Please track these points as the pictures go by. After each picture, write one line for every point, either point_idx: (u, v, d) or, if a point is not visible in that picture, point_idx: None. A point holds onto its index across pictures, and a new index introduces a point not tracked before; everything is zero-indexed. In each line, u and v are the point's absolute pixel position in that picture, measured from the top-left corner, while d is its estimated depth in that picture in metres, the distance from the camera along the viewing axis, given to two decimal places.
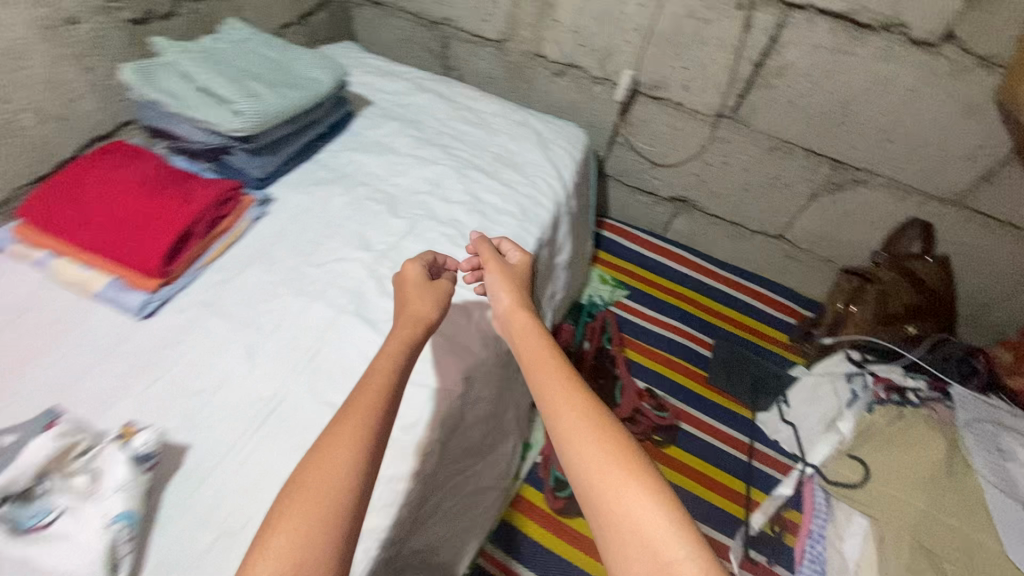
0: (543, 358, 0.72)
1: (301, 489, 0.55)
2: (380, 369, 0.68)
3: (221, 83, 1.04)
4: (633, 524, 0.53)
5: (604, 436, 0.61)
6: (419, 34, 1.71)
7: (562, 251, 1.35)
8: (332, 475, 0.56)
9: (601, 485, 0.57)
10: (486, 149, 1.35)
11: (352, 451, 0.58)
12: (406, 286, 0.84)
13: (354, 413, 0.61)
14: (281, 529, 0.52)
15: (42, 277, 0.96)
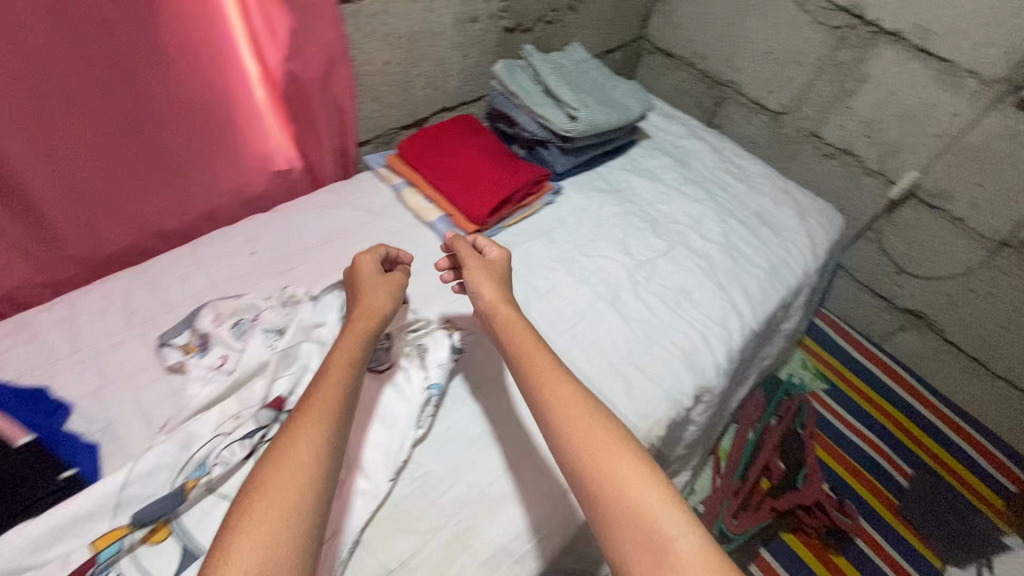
0: (548, 368, 0.77)
1: (275, 476, 0.59)
2: (338, 353, 0.75)
3: (565, 91, 1.26)
4: (631, 509, 0.62)
5: (612, 441, 0.68)
6: (698, 88, 1.83)
7: (790, 319, 1.36)
8: (302, 470, 0.61)
9: (606, 477, 0.65)
10: (746, 204, 1.42)
11: (316, 447, 0.63)
12: (363, 278, 0.88)
13: (317, 408, 0.67)
14: (260, 509, 0.57)
15: (393, 197, 1.23)
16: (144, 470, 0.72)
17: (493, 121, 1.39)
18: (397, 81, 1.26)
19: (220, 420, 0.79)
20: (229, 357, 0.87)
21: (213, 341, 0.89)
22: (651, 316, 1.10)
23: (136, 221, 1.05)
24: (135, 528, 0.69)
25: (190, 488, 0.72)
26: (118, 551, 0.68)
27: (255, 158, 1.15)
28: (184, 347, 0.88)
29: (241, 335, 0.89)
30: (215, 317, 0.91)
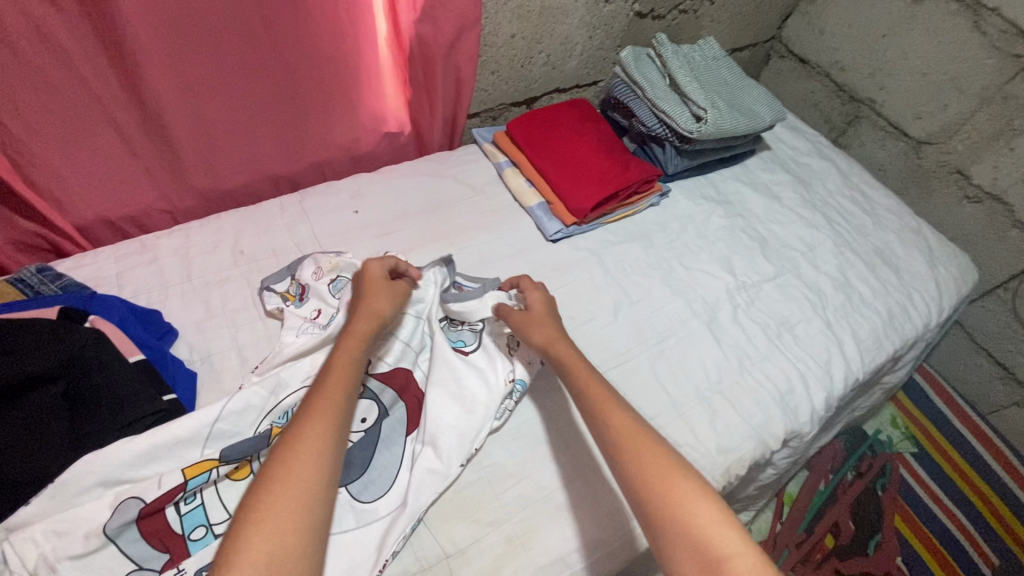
0: (590, 389, 0.75)
1: (281, 470, 0.58)
2: (342, 351, 0.73)
3: (692, 87, 1.17)
4: (685, 525, 0.59)
5: (656, 455, 0.66)
6: (830, 101, 1.67)
7: (896, 374, 1.23)
8: (307, 467, 0.59)
9: (656, 490, 0.63)
10: (868, 238, 1.29)
11: (318, 444, 0.61)
12: (373, 281, 0.83)
13: (321, 404, 0.65)
14: (269, 503, 0.56)
15: (495, 174, 1.21)
16: (238, 407, 0.75)
17: (608, 109, 1.32)
18: (518, 56, 1.22)
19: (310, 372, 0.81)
20: (325, 312, 0.89)
21: (311, 293, 0.91)
22: (748, 344, 1.03)
23: (253, 163, 1.09)
24: (224, 462, 0.71)
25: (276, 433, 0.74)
26: (205, 482, 0.69)
27: (369, 117, 1.16)
28: (284, 294, 0.90)
29: (338, 291, 0.91)
30: (315, 270, 0.92)
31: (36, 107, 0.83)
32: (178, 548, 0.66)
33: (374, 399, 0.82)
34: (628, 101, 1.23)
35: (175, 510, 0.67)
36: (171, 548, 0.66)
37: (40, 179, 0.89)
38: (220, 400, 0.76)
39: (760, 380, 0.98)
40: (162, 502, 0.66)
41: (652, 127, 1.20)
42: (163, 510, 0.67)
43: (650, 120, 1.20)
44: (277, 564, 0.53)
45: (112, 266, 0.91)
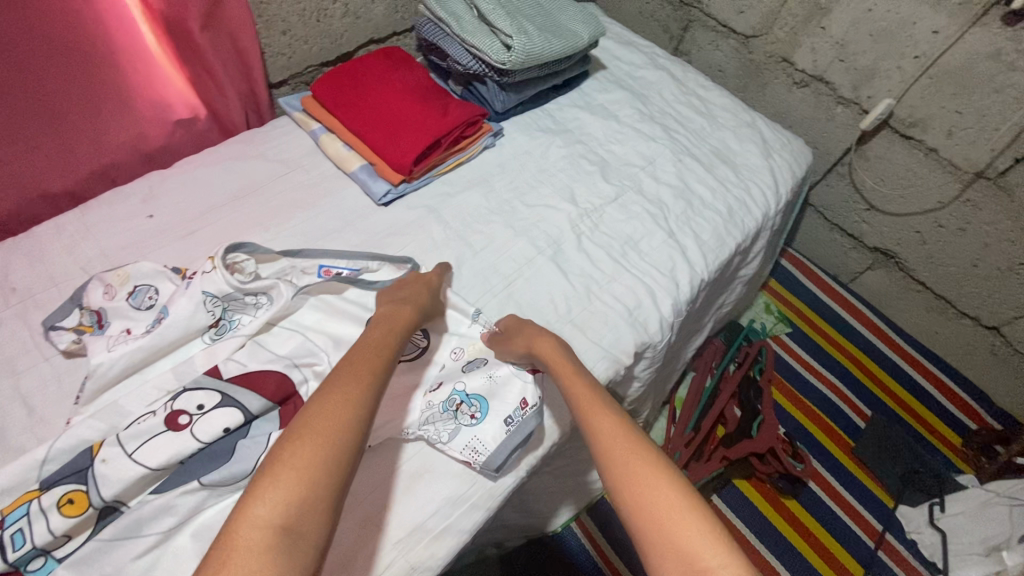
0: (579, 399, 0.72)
1: (319, 423, 0.60)
2: (379, 337, 0.74)
3: (499, 15, 1.11)
4: (674, 533, 0.55)
5: (649, 465, 0.61)
6: (663, 10, 1.65)
7: (751, 264, 1.31)
8: (343, 424, 0.60)
9: (646, 506, 0.58)
10: (706, 140, 1.31)
11: (355, 405, 0.63)
12: (413, 284, 0.86)
13: (363, 373, 0.67)
14: (302, 454, 0.57)
15: (313, 144, 1.11)
16: (67, 445, 0.68)
17: (425, 53, 1.24)
18: (308, 10, 1.10)
19: (154, 396, 0.75)
20: (138, 327, 0.79)
21: (110, 315, 0.80)
22: (594, 269, 1.02)
23: (12, 185, 0.93)
24: (47, 490, 0.64)
25: (99, 448, 0.67)
26: (26, 514, 0.63)
27: (146, 105, 1.01)
28: (76, 327, 0.79)
29: (144, 304, 0.81)
30: (104, 290, 0.81)
31: None
32: None
33: (240, 407, 0.74)
34: (439, 41, 1.15)
35: (3, 558, 0.60)
36: None
37: None
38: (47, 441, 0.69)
39: (608, 301, 0.99)
40: None
41: (467, 65, 1.14)
42: None
43: (463, 58, 1.14)
44: (302, 508, 0.54)
45: None
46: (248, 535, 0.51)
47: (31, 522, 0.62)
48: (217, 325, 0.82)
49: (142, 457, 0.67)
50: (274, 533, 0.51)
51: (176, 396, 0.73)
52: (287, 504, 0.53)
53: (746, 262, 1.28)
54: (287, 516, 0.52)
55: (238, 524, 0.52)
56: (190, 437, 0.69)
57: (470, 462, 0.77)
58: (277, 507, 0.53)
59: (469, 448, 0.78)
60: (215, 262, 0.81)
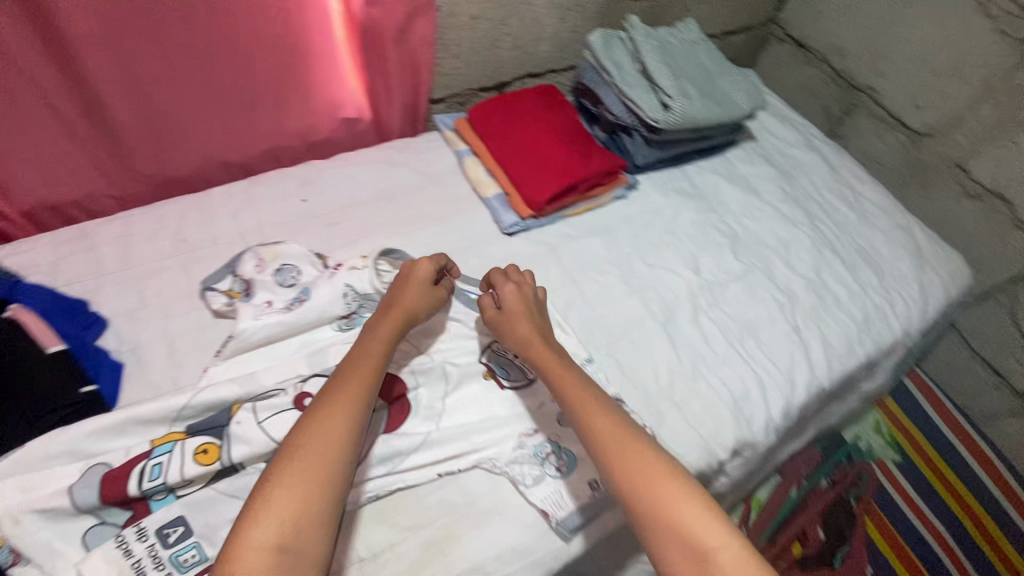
0: (574, 396, 0.74)
1: (307, 445, 0.63)
2: (371, 349, 0.75)
3: (663, 74, 1.11)
4: (675, 520, 0.63)
5: (648, 458, 0.68)
6: (827, 89, 1.56)
7: (873, 379, 1.19)
8: (330, 446, 0.63)
9: (650, 495, 0.65)
10: (851, 235, 1.22)
11: (343, 422, 0.65)
12: (405, 281, 0.84)
13: (350, 388, 0.69)
14: (291, 477, 0.60)
15: (455, 163, 1.17)
16: (206, 399, 0.75)
17: (578, 95, 1.26)
18: (481, 39, 1.16)
19: (286, 374, 0.80)
20: (279, 302, 0.86)
21: (257, 287, 0.87)
22: (705, 346, 0.98)
23: (202, 149, 1.06)
24: (192, 435, 0.73)
25: (237, 410, 0.75)
26: (169, 451, 0.72)
27: (325, 101, 1.12)
28: (227, 292, 0.87)
29: (286, 282, 0.89)
30: (256, 264, 0.89)
31: None
32: (141, 508, 0.69)
33: None
34: (596, 88, 1.17)
35: (138, 483, 0.68)
36: (135, 507, 0.69)
37: None
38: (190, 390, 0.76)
39: (713, 385, 0.93)
40: (129, 468, 0.69)
41: (619, 116, 1.14)
42: (128, 478, 0.68)
43: (617, 108, 1.14)
44: (298, 526, 0.58)
45: (48, 254, 0.91)
46: (249, 558, 0.55)
47: (170, 459, 0.71)
48: (348, 316, 0.88)
49: (269, 427, 0.73)
50: (274, 554, 0.56)
51: (305, 379, 0.79)
52: (283, 525, 0.58)
53: (869, 376, 1.16)
54: (284, 535, 0.57)
55: (239, 547, 0.56)
56: None
57: (548, 515, 0.77)
58: (273, 529, 0.57)
59: (551, 500, 0.78)
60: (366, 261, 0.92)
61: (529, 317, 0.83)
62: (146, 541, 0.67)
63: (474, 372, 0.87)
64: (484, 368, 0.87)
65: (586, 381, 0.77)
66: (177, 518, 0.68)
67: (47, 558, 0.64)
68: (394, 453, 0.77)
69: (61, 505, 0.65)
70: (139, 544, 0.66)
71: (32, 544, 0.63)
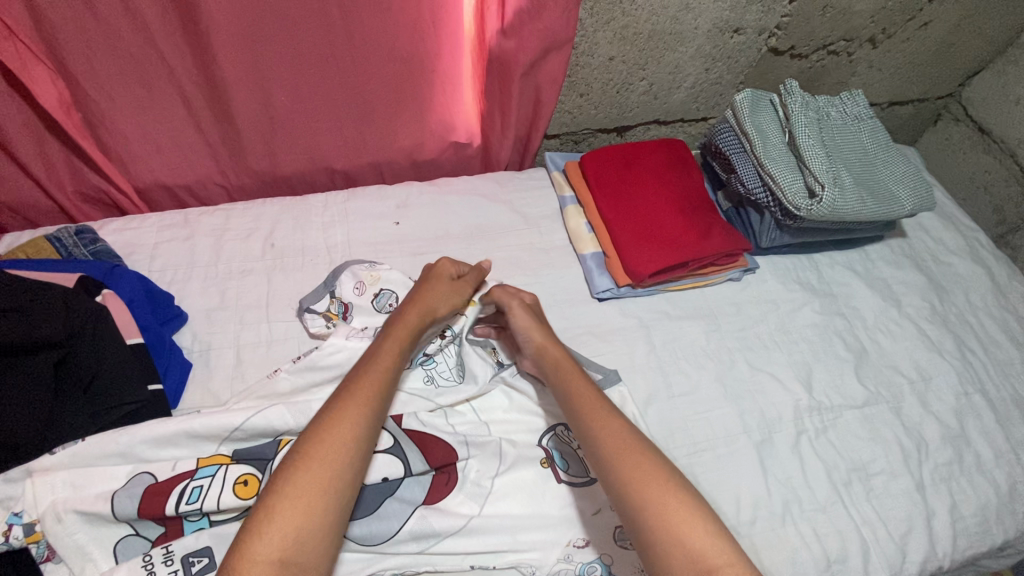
0: (584, 404, 0.72)
1: (316, 449, 0.60)
2: (388, 349, 0.72)
3: (815, 153, 0.96)
4: (680, 538, 0.60)
5: (655, 469, 0.65)
6: (1006, 187, 1.31)
7: (1001, 559, 0.98)
8: (339, 452, 0.60)
9: (664, 517, 0.62)
10: (1011, 380, 1.00)
11: (355, 426, 0.62)
12: (433, 279, 0.83)
13: (363, 390, 0.66)
14: (298, 485, 0.57)
15: (557, 208, 1.09)
16: (258, 424, 0.72)
17: (706, 154, 1.13)
18: (613, 81, 1.07)
19: None
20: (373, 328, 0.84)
21: (355, 312, 0.85)
22: (802, 484, 0.83)
23: (310, 153, 1.05)
24: (236, 462, 0.71)
25: (285, 444, 0.72)
26: (212, 474, 0.69)
27: (438, 122, 1.07)
28: (326, 314, 0.85)
29: (383, 309, 0.86)
30: (356, 285, 0.87)
31: (110, 69, 0.85)
32: (173, 528, 0.67)
33: (403, 461, 0.73)
34: (732, 153, 1.03)
35: (176, 503, 0.66)
36: (167, 526, 0.67)
37: (106, 138, 0.92)
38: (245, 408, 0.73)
39: (805, 535, 0.79)
40: (171, 485, 0.67)
41: (752, 190, 1.00)
42: (168, 496, 0.66)
43: (751, 180, 1.00)
44: (302, 540, 0.56)
45: (152, 236, 0.93)
46: (254, 569, 0.53)
47: (212, 483, 0.68)
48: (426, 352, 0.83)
49: None
50: (276, 568, 0.54)
51: None
52: (286, 539, 0.55)
53: (998, 556, 0.96)
54: (288, 548, 0.55)
55: (241, 557, 0.54)
56: None
57: None
58: (275, 542, 0.55)
59: None
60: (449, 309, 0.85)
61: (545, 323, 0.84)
62: (170, 566, 0.64)
63: (531, 456, 0.78)
64: (542, 454, 0.78)
65: (597, 391, 0.75)
66: (204, 548, 0.66)
67: (78, 561, 0.63)
68: (429, 532, 0.70)
69: (102, 510, 0.64)
70: (164, 567, 0.64)
71: (67, 543, 0.63)
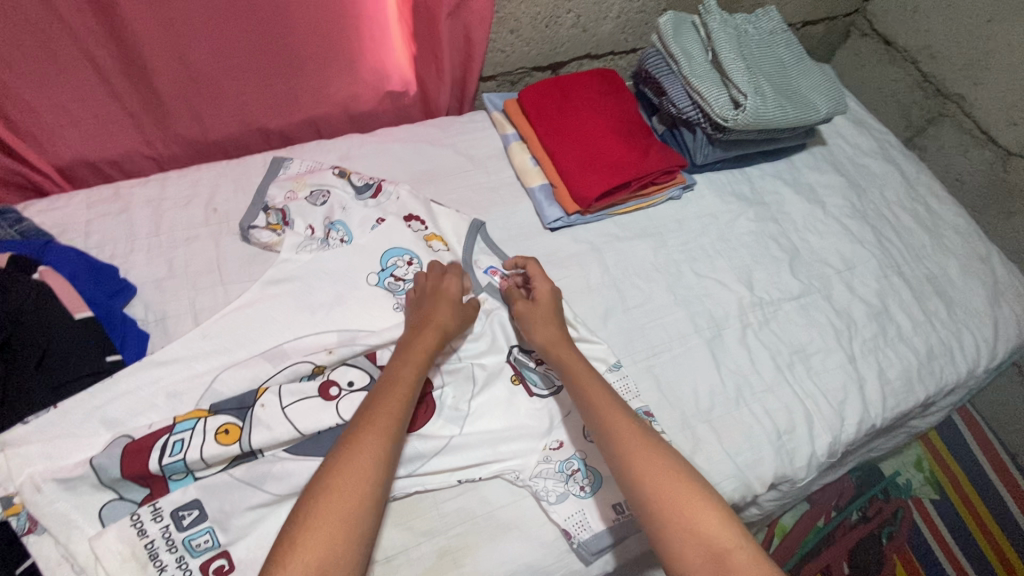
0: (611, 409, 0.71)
1: (335, 480, 0.59)
2: (395, 377, 0.69)
3: (737, 66, 1.01)
4: (696, 529, 0.61)
5: (671, 466, 0.66)
6: (912, 93, 1.41)
7: (925, 417, 1.11)
8: (359, 477, 0.59)
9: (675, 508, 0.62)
10: (922, 261, 1.11)
11: (371, 459, 0.61)
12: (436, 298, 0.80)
13: (377, 418, 0.64)
14: (313, 526, 0.56)
15: (500, 147, 1.11)
16: (232, 372, 0.75)
17: (639, 83, 1.17)
18: (542, 15, 1.08)
19: (313, 349, 0.78)
20: (320, 228, 0.90)
21: (294, 213, 0.90)
22: (752, 370, 0.91)
23: (241, 113, 1.02)
24: (214, 413, 0.71)
25: (262, 392, 0.74)
26: (191, 428, 0.70)
27: (370, 70, 1.06)
28: (269, 225, 0.89)
29: (318, 202, 0.92)
30: (287, 193, 0.93)
31: (9, 36, 0.78)
32: (158, 487, 0.67)
33: None
34: (660, 76, 1.08)
35: (158, 458, 0.66)
36: (152, 485, 0.67)
37: (14, 113, 0.86)
38: (219, 363, 0.77)
39: (758, 412, 0.87)
40: (151, 440, 0.68)
41: (683, 110, 1.05)
42: (148, 452, 0.67)
43: (681, 100, 1.05)
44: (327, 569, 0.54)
45: (84, 213, 0.89)
46: None
47: (193, 435, 0.69)
48: (398, 281, 0.87)
49: (290, 412, 0.72)
50: None
51: (333, 367, 0.78)
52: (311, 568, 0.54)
53: (922, 414, 1.09)
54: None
55: None
56: (335, 409, 0.74)
57: (570, 536, 0.73)
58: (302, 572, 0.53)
59: (575, 520, 0.73)
60: (413, 269, 0.89)
61: (557, 309, 0.83)
62: (160, 522, 0.65)
63: (502, 375, 0.82)
64: (513, 372, 0.82)
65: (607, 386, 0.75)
66: (194, 501, 0.66)
67: (64, 529, 0.62)
68: (414, 458, 0.73)
69: (84, 475, 0.64)
70: (154, 524, 0.65)
71: (51, 512, 0.62)
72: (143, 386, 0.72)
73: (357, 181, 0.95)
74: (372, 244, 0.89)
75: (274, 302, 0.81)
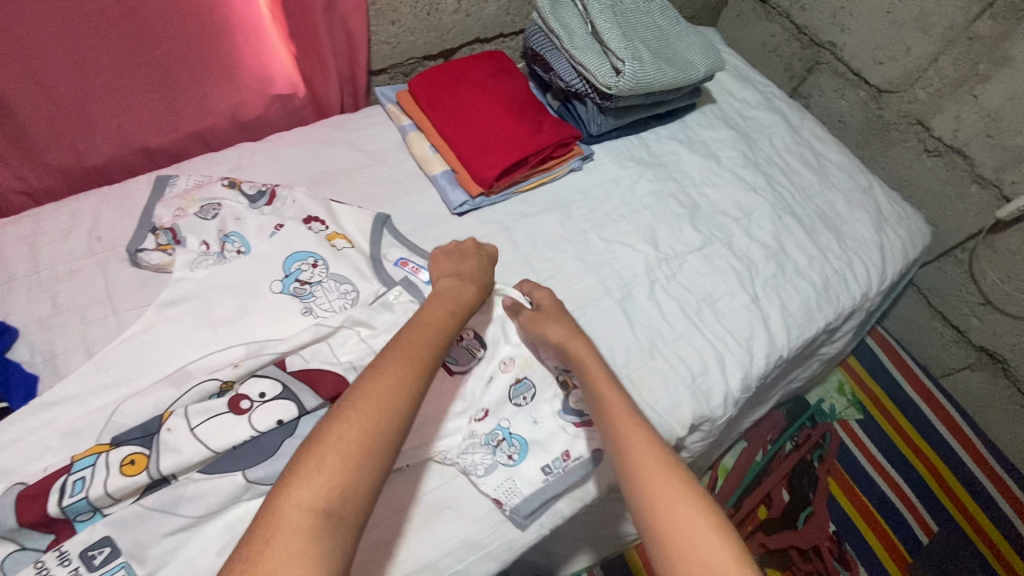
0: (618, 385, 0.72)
1: (362, 399, 0.56)
2: (425, 322, 0.68)
3: (613, 34, 1.05)
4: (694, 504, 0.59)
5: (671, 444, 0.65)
6: (790, 46, 1.50)
7: (833, 343, 1.19)
8: (387, 399, 0.56)
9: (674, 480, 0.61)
10: (811, 199, 1.19)
11: (399, 389, 0.58)
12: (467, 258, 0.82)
13: (408, 352, 0.62)
14: (332, 445, 0.52)
15: (399, 140, 1.10)
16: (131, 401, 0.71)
17: (529, 62, 1.19)
18: (421, 3, 1.08)
19: (219, 364, 0.76)
20: (214, 242, 0.87)
21: (184, 232, 0.87)
22: (663, 322, 0.95)
23: (119, 135, 0.97)
24: (115, 446, 0.68)
25: (168, 416, 0.71)
26: (92, 465, 0.66)
27: (252, 77, 1.03)
28: (158, 245, 0.85)
29: (209, 216, 0.89)
30: (175, 211, 0.89)
31: None
32: (64, 530, 0.64)
33: (296, 402, 0.75)
34: (545, 52, 1.10)
35: (57, 500, 0.63)
36: (56, 529, 0.64)
37: None
38: (117, 395, 0.73)
39: (672, 360, 0.91)
40: (48, 484, 0.64)
41: (570, 82, 1.08)
42: (46, 496, 0.63)
43: (567, 74, 1.08)
44: (341, 495, 0.50)
45: None
46: (292, 514, 0.48)
47: (95, 471, 0.66)
48: (303, 284, 0.86)
49: (200, 431, 0.70)
50: (315, 514, 0.49)
51: (242, 380, 0.75)
52: (328, 486, 0.50)
53: (830, 340, 1.17)
54: (324, 497, 0.50)
55: (282, 501, 0.49)
56: (247, 421, 0.72)
57: (501, 504, 0.74)
58: (320, 487, 0.50)
59: (504, 489, 0.75)
60: (318, 270, 0.87)
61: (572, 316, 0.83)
62: (68, 566, 0.62)
63: None
64: None
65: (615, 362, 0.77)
66: (103, 539, 0.64)
67: None
68: None
69: None
70: (62, 569, 0.62)
71: None
72: (35, 430, 0.68)
73: (249, 190, 0.93)
74: (272, 251, 0.87)
75: (172, 323, 0.79)
